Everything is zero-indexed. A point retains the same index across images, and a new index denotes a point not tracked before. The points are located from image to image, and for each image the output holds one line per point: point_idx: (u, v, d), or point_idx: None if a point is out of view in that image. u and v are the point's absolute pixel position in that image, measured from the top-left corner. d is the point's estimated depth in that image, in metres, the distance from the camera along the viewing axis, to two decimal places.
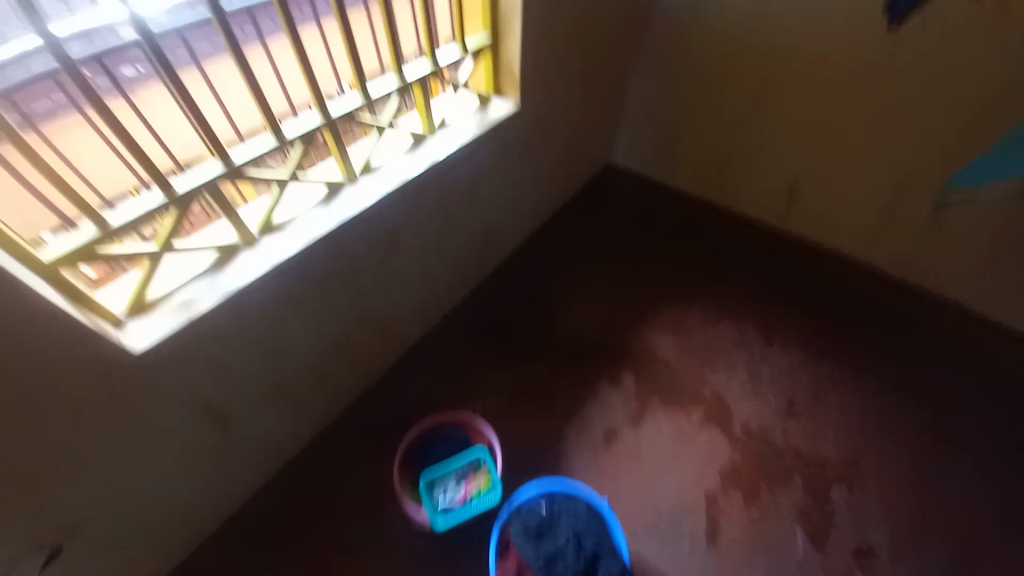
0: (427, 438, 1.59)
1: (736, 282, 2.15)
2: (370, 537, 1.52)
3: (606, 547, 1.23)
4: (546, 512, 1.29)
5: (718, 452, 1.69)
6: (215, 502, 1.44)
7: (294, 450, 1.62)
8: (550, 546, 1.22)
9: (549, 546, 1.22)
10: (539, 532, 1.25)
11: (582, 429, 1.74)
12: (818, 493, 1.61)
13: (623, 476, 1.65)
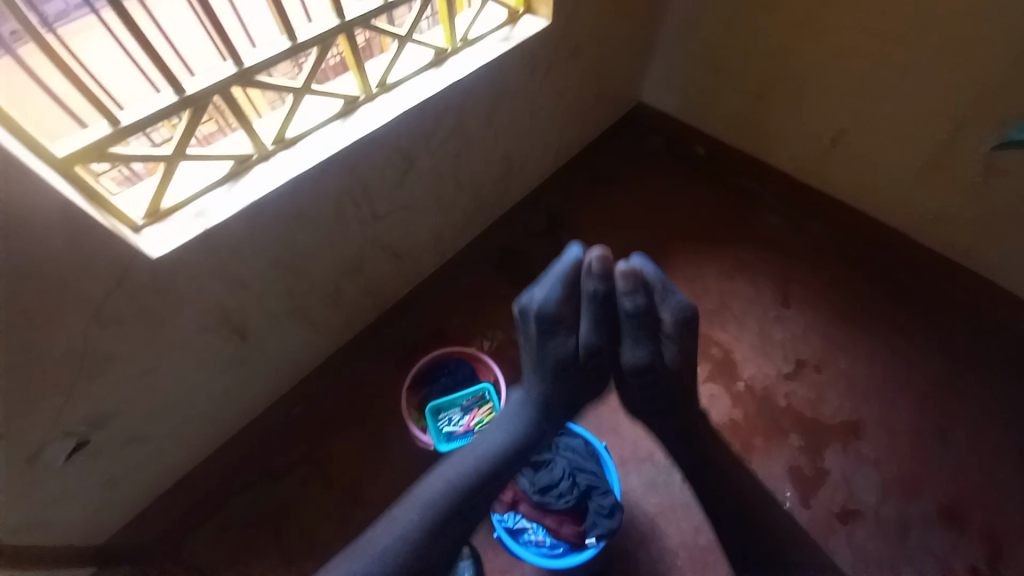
0: (435, 368, 1.61)
1: (760, 241, 2.07)
2: (381, 453, 1.64)
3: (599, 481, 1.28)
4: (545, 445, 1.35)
5: (718, 406, 1.71)
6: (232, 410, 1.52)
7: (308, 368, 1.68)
8: (546, 476, 1.29)
9: (545, 474, 1.29)
10: (538, 463, 1.31)
11: None
12: (813, 452, 1.64)
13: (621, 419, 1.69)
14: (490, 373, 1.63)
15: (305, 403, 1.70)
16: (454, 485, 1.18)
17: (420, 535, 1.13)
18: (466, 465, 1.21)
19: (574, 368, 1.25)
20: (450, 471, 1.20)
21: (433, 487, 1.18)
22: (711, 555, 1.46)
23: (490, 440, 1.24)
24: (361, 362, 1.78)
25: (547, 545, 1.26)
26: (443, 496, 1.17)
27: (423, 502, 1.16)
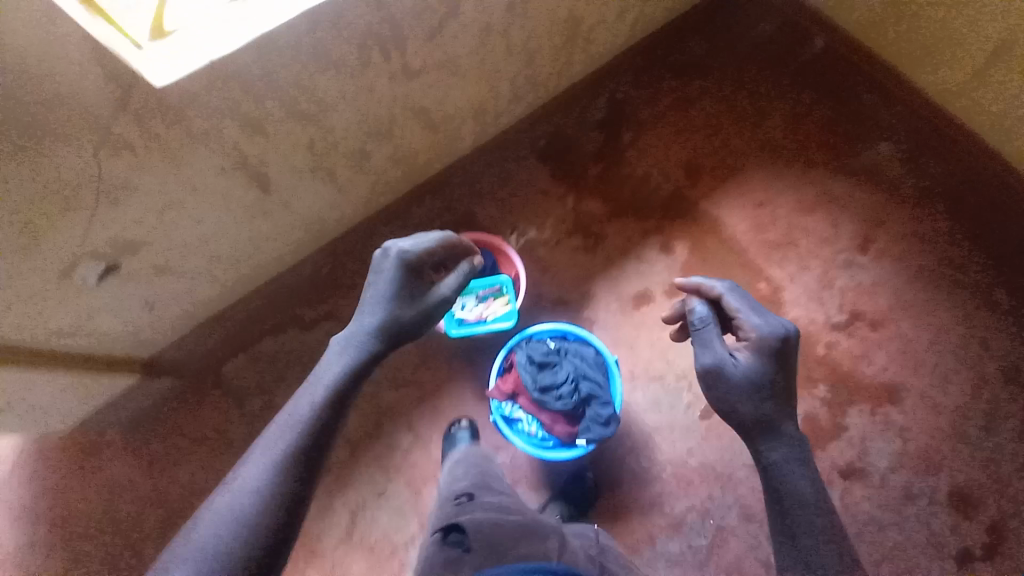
0: None
1: (858, 169, 1.72)
2: None
3: (602, 391, 1.24)
4: (554, 347, 1.30)
5: None
6: (261, 260, 1.55)
7: (333, 232, 1.66)
8: (549, 376, 1.25)
9: (549, 374, 1.25)
10: (543, 363, 1.26)
11: (616, 284, 1.66)
12: (837, 407, 1.53)
13: (640, 337, 1.61)
14: (513, 266, 1.54)
15: (328, 265, 1.71)
16: (295, 454, 0.86)
17: (259, 527, 0.80)
18: (299, 419, 0.89)
19: (410, 290, 1.03)
20: (281, 436, 0.87)
21: (264, 461, 0.85)
22: (698, 479, 1.46)
23: (325, 383, 0.93)
24: (385, 234, 1.73)
25: (539, 438, 1.26)
26: (280, 472, 0.84)
27: (252, 483, 0.82)
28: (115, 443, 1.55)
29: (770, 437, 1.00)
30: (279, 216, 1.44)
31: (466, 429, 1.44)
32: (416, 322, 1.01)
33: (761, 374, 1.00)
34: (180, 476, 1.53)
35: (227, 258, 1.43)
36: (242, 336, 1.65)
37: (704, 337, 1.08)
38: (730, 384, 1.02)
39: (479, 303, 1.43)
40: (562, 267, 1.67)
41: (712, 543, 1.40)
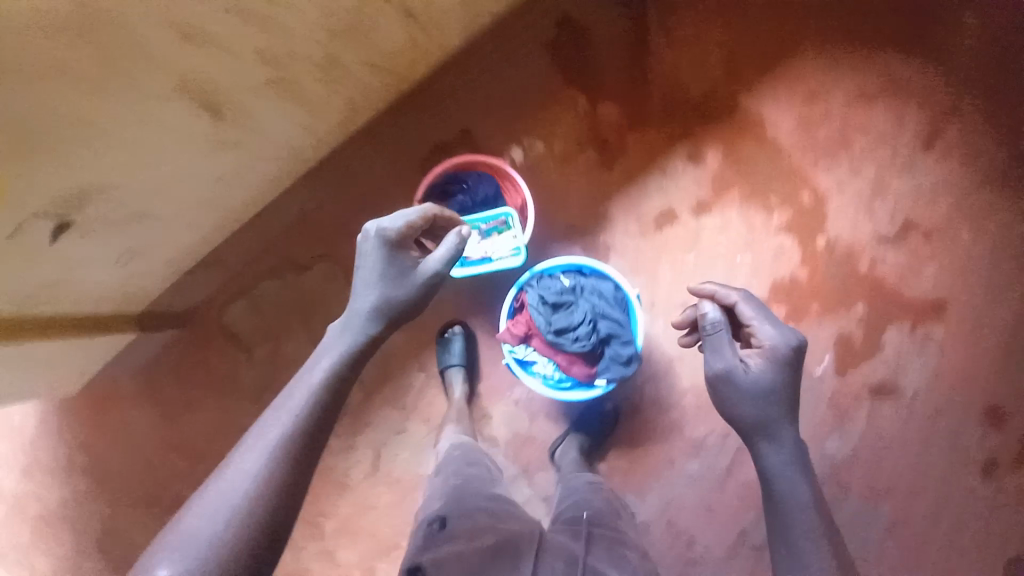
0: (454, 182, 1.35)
1: (936, 45, 1.41)
2: None
3: (623, 328, 1.14)
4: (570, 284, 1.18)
5: (783, 263, 1.45)
6: (236, 199, 1.35)
7: (312, 159, 1.46)
8: (565, 316, 1.14)
9: (564, 315, 1.15)
10: (558, 303, 1.15)
11: (635, 204, 1.47)
12: (874, 326, 1.43)
13: (663, 262, 1.46)
14: (519, 193, 1.33)
15: (314, 200, 1.52)
16: (288, 447, 0.79)
17: (251, 522, 0.74)
18: (292, 411, 0.82)
19: (393, 267, 0.93)
20: (273, 427, 0.80)
21: (254, 454, 0.78)
22: None
23: (321, 372, 0.85)
24: (372, 159, 1.51)
25: (555, 379, 1.20)
26: (272, 466, 0.78)
27: (244, 477, 0.77)
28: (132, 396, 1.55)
29: (770, 440, 0.95)
30: (248, 150, 1.21)
31: (459, 336, 1.45)
32: (403, 303, 0.92)
33: (771, 383, 0.95)
34: (197, 425, 1.53)
35: (195, 203, 1.23)
36: (235, 282, 1.53)
37: (718, 340, 1.00)
38: (738, 390, 0.96)
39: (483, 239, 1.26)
40: (574, 187, 1.48)
41: (732, 465, 1.40)
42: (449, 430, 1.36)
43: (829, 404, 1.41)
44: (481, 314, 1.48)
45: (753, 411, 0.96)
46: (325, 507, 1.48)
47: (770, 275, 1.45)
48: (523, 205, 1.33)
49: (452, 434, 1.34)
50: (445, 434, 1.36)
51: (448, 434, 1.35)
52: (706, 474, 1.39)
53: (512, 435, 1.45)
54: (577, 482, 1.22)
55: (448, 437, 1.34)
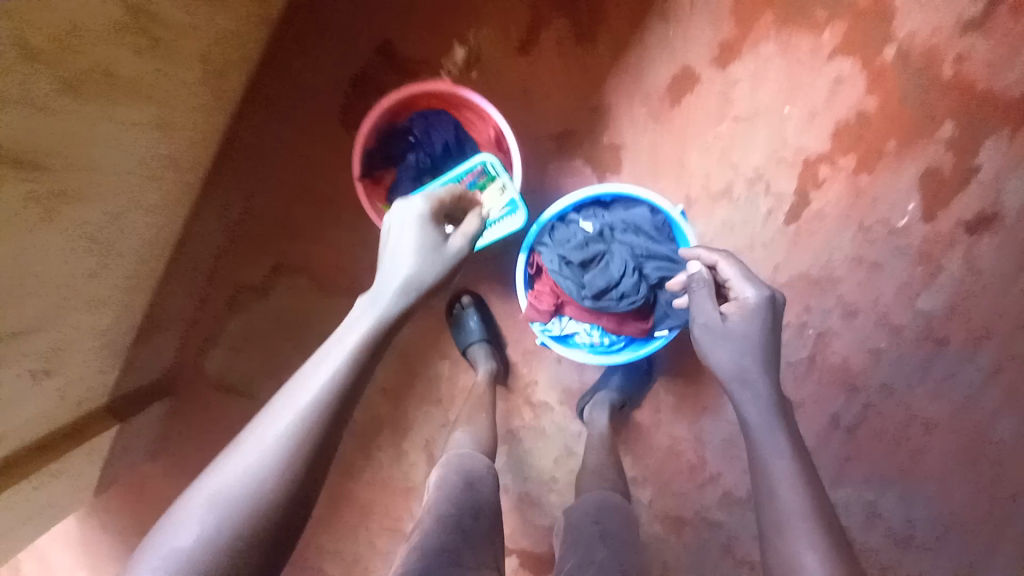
0: (393, 131, 0.98)
1: None
2: (361, 248, 1.20)
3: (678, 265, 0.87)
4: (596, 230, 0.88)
5: (845, 96, 1.11)
6: (136, 243, 0.98)
7: (200, 155, 1.07)
8: (601, 274, 0.87)
9: (599, 272, 0.87)
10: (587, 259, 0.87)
11: (640, 76, 1.09)
12: (967, 145, 1.13)
13: (693, 142, 1.11)
14: (486, 121, 0.99)
15: (235, 206, 1.19)
16: (297, 451, 0.57)
17: (242, 551, 0.52)
18: (307, 404, 0.59)
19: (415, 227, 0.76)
20: (282, 423, 0.58)
21: (258, 447, 0.57)
22: (790, 295, 1.19)
23: (346, 354, 0.63)
24: (289, 124, 1.17)
25: (604, 343, 0.96)
26: (274, 477, 0.55)
27: (237, 491, 0.54)
28: (131, 484, 1.32)
29: (745, 390, 0.72)
30: (102, 185, 0.82)
31: (472, 308, 1.21)
32: (434, 276, 0.73)
33: (746, 336, 0.74)
34: None
35: (84, 281, 0.87)
36: (198, 331, 1.26)
37: (688, 291, 0.79)
38: (710, 343, 0.76)
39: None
40: (554, 80, 1.10)
41: (813, 353, 1.23)
42: (461, 430, 0.96)
43: (915, 254, 1.18)
44: (489, 275, 1.22)
45: (728, 365, 0.74)
46: (395, 520, 1.36)
47: (830, 119, 1.11)
48: (498, 135, 0.99)
49: (463, 440, 0.93)
50: (453, 435, 0.95)
51: (459, 433, 0.95)
52: (787, 371, 1.23)
53: (563, 394, 1.28)
54: (585, 503, 0.88)
55: (457, 441, 0.93)
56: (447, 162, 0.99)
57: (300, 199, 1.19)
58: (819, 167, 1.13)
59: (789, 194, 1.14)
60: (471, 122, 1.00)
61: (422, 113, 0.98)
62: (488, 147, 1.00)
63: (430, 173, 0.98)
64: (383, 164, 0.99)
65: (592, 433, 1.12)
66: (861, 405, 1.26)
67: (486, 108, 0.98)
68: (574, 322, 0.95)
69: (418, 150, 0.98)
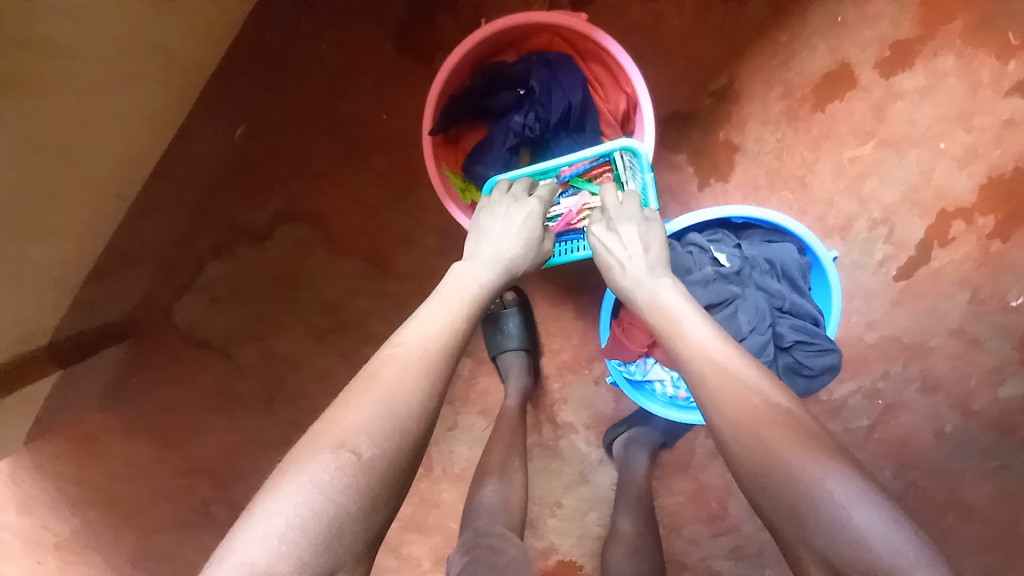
0: (496, 69, 0.75)
1: None
2: (393, 206, 0.96)
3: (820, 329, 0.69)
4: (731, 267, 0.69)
5: (1012, 141, 0.91)
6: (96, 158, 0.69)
7: (200, 49, 0.78)
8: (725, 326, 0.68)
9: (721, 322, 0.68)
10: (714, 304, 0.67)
11: (787, 63, 0.86)
12: None
13: (825, 158, 0.90)
14: (622, 88, 0.76)
15: (242, 125, 0.93)
16: (431, 395, 0.52)
17: (387, 492, 0.46)
18: (433, 343, 0.55)
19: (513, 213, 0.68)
20: (411, 360, 0.53)
21: (404, 384, 0.51)
22: (874, 356, 1.04)
23: (465, 301, 0.61)
24: (330, 26, 0.90)
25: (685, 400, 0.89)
26: (409, 415, 0.49)
27: (376, 429, 0.48)
28: (59, 428, 1.07)
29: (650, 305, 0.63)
30: (17, 46, 0.51)
31: (513, 309, 1.03)
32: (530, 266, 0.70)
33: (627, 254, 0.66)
34: (168, 459, 1.11)
35: (8, 200, 0.58)
36: (173, 265, 1.00)
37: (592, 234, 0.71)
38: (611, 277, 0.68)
39: (566, 200, 0.79)
40: (679, 43, 0.86)
41: (876, 421, 1.09)
42: (490, 486, 0.82)
43: (1017, 339, 1.04)
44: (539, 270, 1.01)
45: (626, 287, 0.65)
46: None
47: (987, 165, 0.92)
48: (630, 110, 0.75)
49: (493, 502, 0.80)
50: (480, 492, 0.83)
51: (488, 491, 0.82)
52: (843, 436, 1.10)
53: (593, 417, 1.13)
54: None
55: (487, 503, 0.80)
56: (561, 133, 0.76)
57: (325, 127, 0.93)
58: (954, 220, 0.95)
59: (911, 245, 0.96)
60: (602, 83, 0.77)
61: (541, 54, 0.75)
62: (612, 122, 0.76)
63: (536, 145, 0.77)
64: (475, 121, 0.78)
65: (626, 476, 1.00)
66: (905, 481, 1.13)
67: (627, 70, 0.74)
68: (658, 369, 0.87)
69: (529, 111, 0.75)
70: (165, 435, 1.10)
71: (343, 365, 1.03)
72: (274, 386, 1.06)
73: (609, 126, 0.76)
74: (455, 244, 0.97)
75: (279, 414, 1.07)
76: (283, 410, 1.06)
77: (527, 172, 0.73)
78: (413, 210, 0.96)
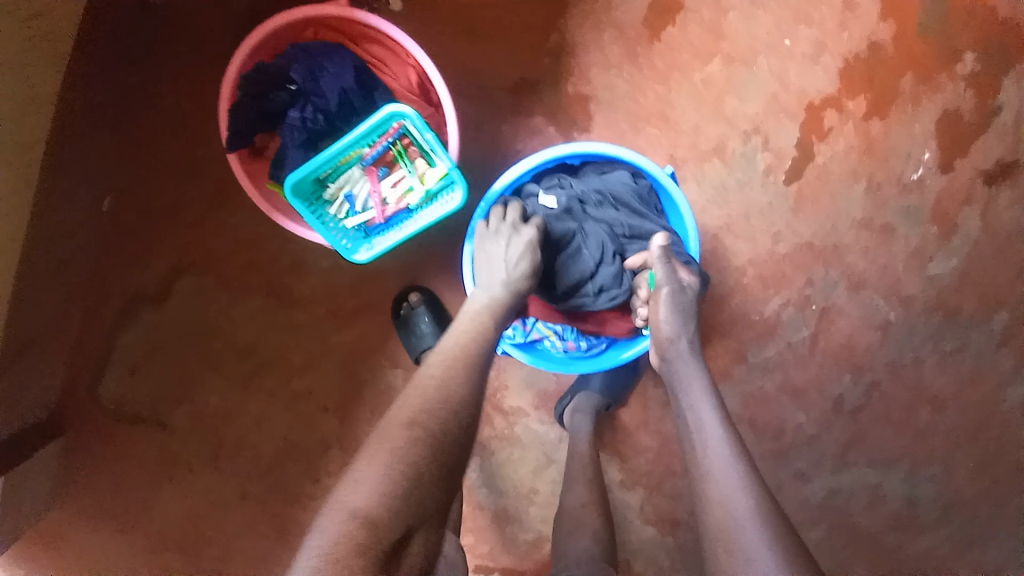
0: (276, 71, 0.77)
1: None
2: (277, 239, 0.96)
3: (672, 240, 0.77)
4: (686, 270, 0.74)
5: (855, 24, 0.91)
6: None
7: (35, 122, 0.79)
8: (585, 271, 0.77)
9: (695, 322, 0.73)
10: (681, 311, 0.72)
11: (611, 5, 0.88)
12: (987, 82, 0.99)
13: (678, 85, 0.91)
14: (405, 62, 0.79)
15: (109, 196, 0.94)
16: (430, 445, 0.51)
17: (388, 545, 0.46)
18: (443, 382, 0.56)
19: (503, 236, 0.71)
20: (420, 402, 0.54)
21: (408, 433, 0.52)
22: (791, 267, 1.03)
23: (467, 335, 0.61)
24: (172, 83, 0.92)
25: (580, 350, 0.86)
26: (411, 467, 0.50)
27: (379, 482, 0.48)
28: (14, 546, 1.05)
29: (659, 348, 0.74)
30: None
31: (423, 308, 0.97)
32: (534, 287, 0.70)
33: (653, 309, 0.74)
34: (132, 550, 1.07)
35: None
36: (85, 354, 1.00)
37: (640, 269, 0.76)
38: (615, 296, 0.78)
39: (381, 183, 0.77)
40: (502, 12, 0.87)
41: (816, 331, 1.08)
42: None
43: (929, 215, 1.03)
44: (440, 266, 1.00)
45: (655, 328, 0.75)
46: None
47: (840, 53, 0.92)
48: (422, 80, 0.80)
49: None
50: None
51: None
52: (788, 354, 1.09)
53: (538, 397, 1.12)
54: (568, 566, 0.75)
55: None
56: (348, 116, 0.78)
57: (193, 178, 0.94)
58: (824, 114, 0.95)
59: (790, 150, 0.96)
60: (383, 62, 0.80)
61: (314, 45, 0.77)
62: (411, 96, 0.81)
63: (326, 134, 0.79)
64: (270, 128, 0.80)
65: (573, 445, 0.99)
66: (866, 384, 1.12)
67: (402, 43, 0.78)
68: (541, 326, 0.87)
69: (307, 104, 0.77)
70: (123, 520, 1.07)
71: (275, 405, 1.03)
72: (216, 445, 1.05)
73: (408, 99, 0.81)
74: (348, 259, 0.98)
75: (228, 471, 1.05)
76: (231, 466, 1.05)
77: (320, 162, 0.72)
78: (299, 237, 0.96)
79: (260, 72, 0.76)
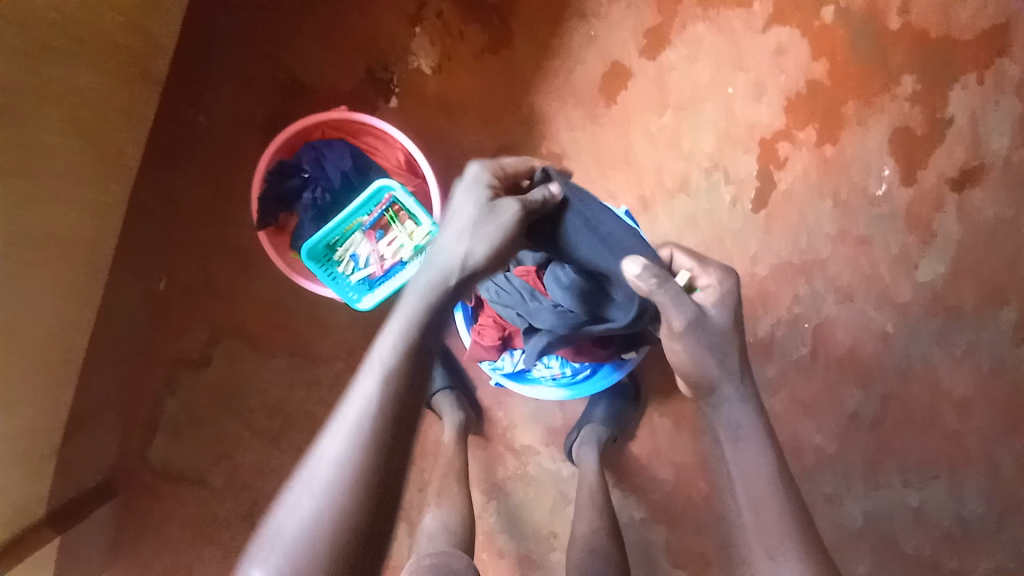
0: (293, 164, 0.95)
1: None
2: (300, 302, 1.10)
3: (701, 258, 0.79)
4: (717, 293, 0.73)
5: (788, 65, 1.04)
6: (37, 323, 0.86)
7: (106, 224, 0.99)
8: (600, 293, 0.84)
9: (738, 355, 0.70)
10: (711, 345, 0.69)
11: (568, 79, 1.04)
12: (932, 97, 1.05)
13: (634, 134, 1.04)
14: (393, 145, 0.98)
15: (162, 279, 1.11)
16: (364, 448, 0.52)
17: (336, 545, 0.50)
18: (336, 462, 0.52)
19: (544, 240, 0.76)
20: (343, 436, 0.53)
21: (343, 436, 0.53)
22: (775, 285, 1.07)
23: (389, 350, 0.56)
24: (212, 181, 1.10)
25: (568, 375, 1.02)
26: (349, 472, 0.52)
27: (322, 486, 0.52)
28: None
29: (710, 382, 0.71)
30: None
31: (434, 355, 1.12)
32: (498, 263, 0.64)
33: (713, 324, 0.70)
34: None
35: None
36: (139, 418, 1.13)
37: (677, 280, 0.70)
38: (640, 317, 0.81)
39: (379, 243, 0.93)
40: (478, 94, 1.04)
41: (814, 346, 1.09)
42: (430, 514, 0.86)
43: (904, 222, 1.07)
44: None
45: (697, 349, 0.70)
46: None
47: (779, 91, 1.04)
48: (409, 158, 0.99)
49: (433, 527, 0.82)
50: (422, 522, 0.85)
51: (429, 518, 0.85)
52: (791, 369, 1.09)
53: (547, 432, 1.15)
54: None
55: (427, 529, 0.83)
56: (349, 192, 0.96)
57: (230, 257, 1.10)
58: (777, 144, 1.04)
59: (751, 178, 1.05)
60: (376, 148, 0.99)
61: (321, 141, 0.96)
62: (401, 171, 0.98)
63: (331, 209, 0.95)
64: (286, 208, 0.96)
65: (582, 477, 1.01)
66: (879, 397, 1.09)
67: (390, 132, 0.97)
68: (529, 358, 1.01)
69: (316, 187, 0.95)
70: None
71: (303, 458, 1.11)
72: (248, 502, 1.12)
73: (399, 174, 0.98)
74: (362, 315, 1.09)
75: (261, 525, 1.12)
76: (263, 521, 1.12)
77: (329, 231, 0.89)
78: (318, 299, 1.09)
79: (285, 167, 0.95)
